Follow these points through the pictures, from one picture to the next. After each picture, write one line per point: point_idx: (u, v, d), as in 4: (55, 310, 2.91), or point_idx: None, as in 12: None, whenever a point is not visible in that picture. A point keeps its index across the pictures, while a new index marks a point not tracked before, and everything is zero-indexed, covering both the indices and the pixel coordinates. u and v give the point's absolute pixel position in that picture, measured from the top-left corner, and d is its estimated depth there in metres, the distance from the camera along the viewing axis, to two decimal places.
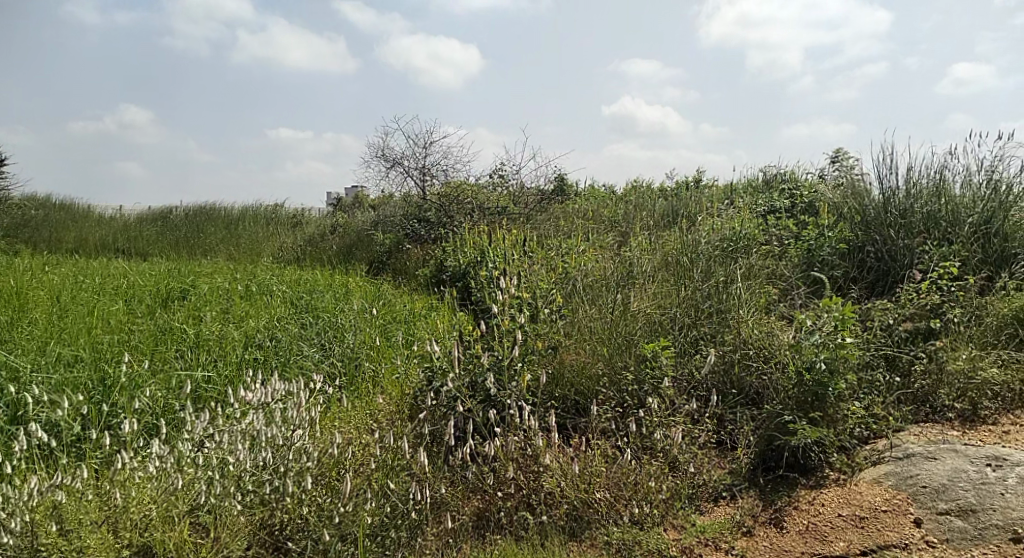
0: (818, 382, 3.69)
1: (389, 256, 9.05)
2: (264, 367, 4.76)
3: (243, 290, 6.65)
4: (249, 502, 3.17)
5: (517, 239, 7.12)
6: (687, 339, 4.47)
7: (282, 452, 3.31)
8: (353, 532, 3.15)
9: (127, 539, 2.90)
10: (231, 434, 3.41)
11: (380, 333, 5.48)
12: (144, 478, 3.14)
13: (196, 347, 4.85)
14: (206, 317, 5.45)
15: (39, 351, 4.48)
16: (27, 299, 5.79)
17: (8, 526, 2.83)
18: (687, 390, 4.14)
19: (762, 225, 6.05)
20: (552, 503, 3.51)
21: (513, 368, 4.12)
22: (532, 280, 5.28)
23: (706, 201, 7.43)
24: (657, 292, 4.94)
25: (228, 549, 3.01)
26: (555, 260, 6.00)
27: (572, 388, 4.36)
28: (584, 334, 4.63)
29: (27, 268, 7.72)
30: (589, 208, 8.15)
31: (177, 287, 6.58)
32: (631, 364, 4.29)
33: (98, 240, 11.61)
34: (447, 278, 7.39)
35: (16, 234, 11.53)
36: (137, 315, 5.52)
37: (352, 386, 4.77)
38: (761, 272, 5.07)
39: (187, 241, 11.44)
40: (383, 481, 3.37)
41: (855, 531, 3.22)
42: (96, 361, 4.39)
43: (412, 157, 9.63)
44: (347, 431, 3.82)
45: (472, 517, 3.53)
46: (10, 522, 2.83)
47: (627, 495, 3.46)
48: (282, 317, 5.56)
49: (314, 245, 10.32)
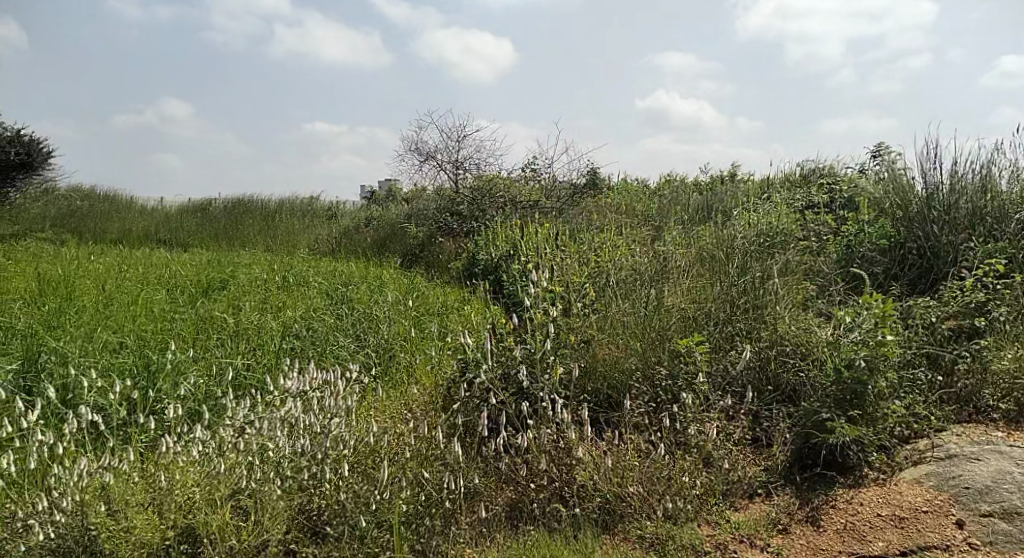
0: (857, 381, 3.63)
1: (422, 249, 9.17)
2: (301, 356, 4.83)
3: (280, 280, 6.74)
4: (287, 487, 3.20)
5: (549, 232, 7.13)
6: (722, 334, 4.44)
7: (319, 439, 3.40)
8: (389, 519, 3.21)
9: (171, 520, 2.96)
10: (270, 420, 3.51)
11: (413, 325, 5.54)
12: (188, 462, 3.21)
13: (236, 336, 4.93)
14: (245, 306, 5.54)
15: (86, 337, 4.58)
16: (74, 287, 5.94)
17: (60, 505, 2.93)
18: (722, 386, 4.08)
19: (800, 221, 5.97)
20: (585, 496, 3.52)
21: (546, 361, 4.15)
22: (565, 274, 5.31)
23: (742, 196, 7.36)
24: (691, 286, 4.91)
25: (269, 533, 3.04)
26: (588, 255, 5.99)
27: (604, 382, 4.35)
28: (617, 328, 4.61)
29: (73, 257, 7.92)
30: (622, 203, 8.13)
31: (216, 277, 6.70)
32: (664, 359, 4.26)
33: (141, 231, 11.83)
34: (479, 271, 7.43)
35: (62, 225, 11.88)
36: (178, 304, 5.63)
37: (386, 375, 4.82)
38: (799, 269, 5.01)
39: (225, 231, 11.62)
40: (418, 470, 3.40)
41: (895, 531, 3.18)
42: (140, 348, 4.49)
43: (445, 151, 9.69)
44: (382, 420, 3.88)
45: (505, 508, 3.54)
46: (61, 501, 2.93)
47: (661, 490, 3.44)
48: (318, 308, 5.64)
49: (349, 237, 10.40)
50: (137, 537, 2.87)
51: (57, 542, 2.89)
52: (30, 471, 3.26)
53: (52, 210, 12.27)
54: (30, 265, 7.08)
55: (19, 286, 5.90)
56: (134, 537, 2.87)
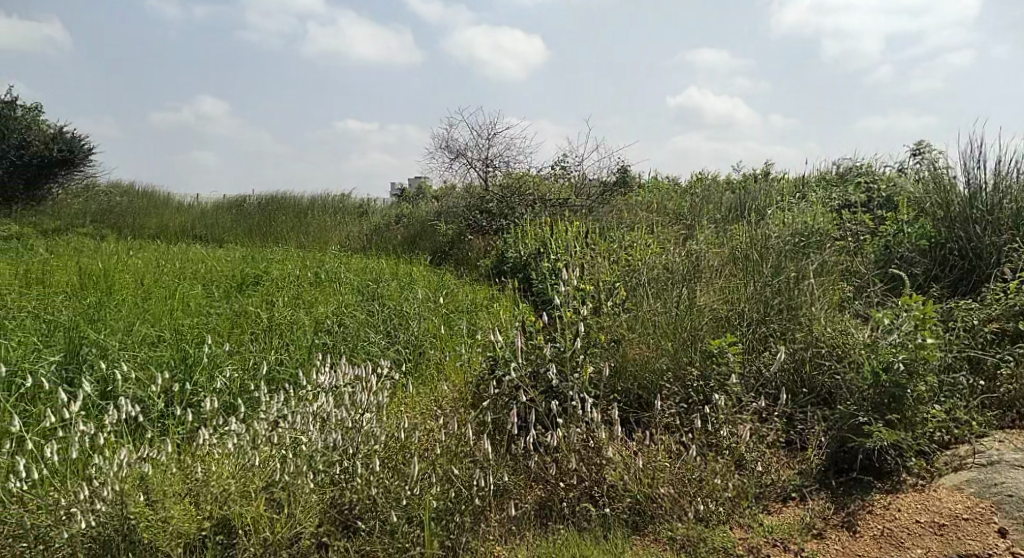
0: (896, 384, 3.56)
1: (452, 246, 9.19)
2: (333, 351, 4.86)
3: (312, 276, 6.81)
4: (319, 481, 3.25)
5: (579, 230, 7.10)
6: (755, 335, 4.37)
7: (351, 434, 3.44)
8: (419, 515, 3.21)
9: (207, 511, 2.99)
10: (303, 415, 3.55)
11: (443, 322, 5.56)
12: (223, 454, 3.27)
13: (270, 331, 4.97)
14: (279, 302, 5.60)
15: (126, 330, 4.66)
16: (114, 281, 6.05)
17: (100, 494, 2.99)
18: (756, 387, 4.04)
19: (836, 220, 5.87)
20: (615, 496, 3.49)
21: (575, 360, 4.13)
22: (596, 273, 5.30)
23: (776, 194, 7.26)
24: (723, 286, 4.84)
25: (301, 526, 3.07)
26: (619, 253, 5.96)
27: (635, 382, 4.32)
28: (649, 327, 4.57)
29: (114, 252, 8.07)
30: (653, 201, 8.07)
31: (251, 272, 6.78)
32: (696, 359, 4.21)
33: (178, 226, 12.03)
34: (508, 269, 7.44)
35: (103, 220, 12.13)
36: (214, 299, 5.71)
37: (416, 371, 4.84)
38: (835, 269, 4.92)
39: (259, 227, 11.77)
40: (448, 467, 3.40)
41: (934, 538, 3.11)
42: (178, 341, 4.55)
43: (475, 148, 9.72)
44: (412, 416, 3.89)
45: (534, 506, 3.53)
46: (102, 489, 2.98)
47: (692, 492, 3.41)
48: (349, 304, 5.67)
49: (380, 235, 10.46)
50: (174, 527, 2.91)
51: (97, 529, 2.92)
52: (72, 460, 3.32)
53: (93, 205, 12.55)
54: (72, 259, 7.24)
55: (61, 279, 6.03)
56: (171, 527, 2.91)
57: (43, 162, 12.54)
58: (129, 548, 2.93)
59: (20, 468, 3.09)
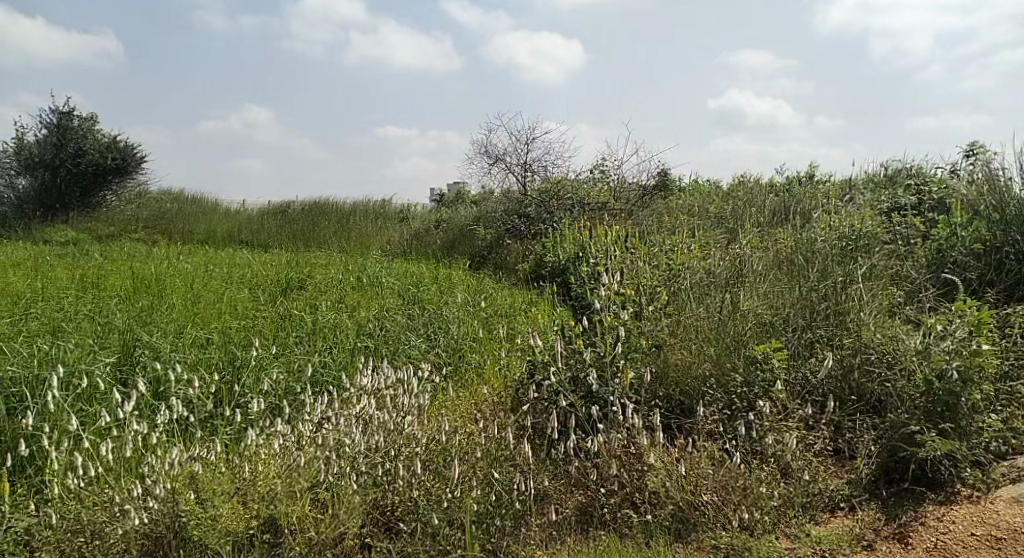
0: (949, 392, 3.47)
1: (490, 250, 9.22)
2: (375, 354, 4.90)
3: (355, 281, 6.88)
4: (362, 483, 3.30)
5: (619, 234, 7.07)
6: (801, 341, 4.27)
7: (393, 437, 3.48)
8: (460, 518, 3.18)
9: (254, 510, 3.03)
10: (346, 417, 3.59)
11: (483, 326, 5.57)
12: (270, 454, 3.31)
13: (314, 333, 5.04)
14: (322, 305, 5.67)
15: (176, 332, 4.75)
16: (165, 285, 6.19)
17: (153, 492, 3.05)
18: (802, 394, 3.97)
19: (885, 223, 5.73)
20: (657, 503, 3.43)
21: (615, 365, 4.11)
22: (637, 276, 5.26)
23: (822, 197, 7.13)
24: (768, 291, 4.76)
25: (345, 527, 3.10)
26: (660, 257, 5.92)
27: (676, 388, 4.28)
28: (691, 332, 4.50)
29: (166, 257, 8.27)
30: (693, 204, 7.99)
31: (295, 276, 6.88)
32: (739, 365, 4.12)
33: (225, 232, 12.26)
34: (547, 273, 7.43)
35: (154, 226, 12.43)
36: (260, 302, 5.81)
37: (456, 374, 4.85)
38: (884, 273, 4.82)
39: (304, 232, 11.94)
40: (488, 471, 3.40)
41: (990, 552, 3.03)
42: (226, 344, 4.64)
43: (514, 153, 9.78)
44: (453, 419, 3.91)
45: (574, 512, 3.49)
46: (155, 488, 3.05)
47: (735, 500, 3.35)
48: (390, 308, 5.72)
49: (420, 239, 10.54)
50: (223, 525, 2.93)
51: (150, 526, 2.99)
52: (126, 458, 3.40)
53: (144, 211, 12.88)
54: (125, 263, 7.44)
55: (115, 283, 6.20)
56: (219, 524, 2.93)
57: (98, 170, 12.92)
58: (181, 545, 3.00)
59: (79, 464, 3.14)
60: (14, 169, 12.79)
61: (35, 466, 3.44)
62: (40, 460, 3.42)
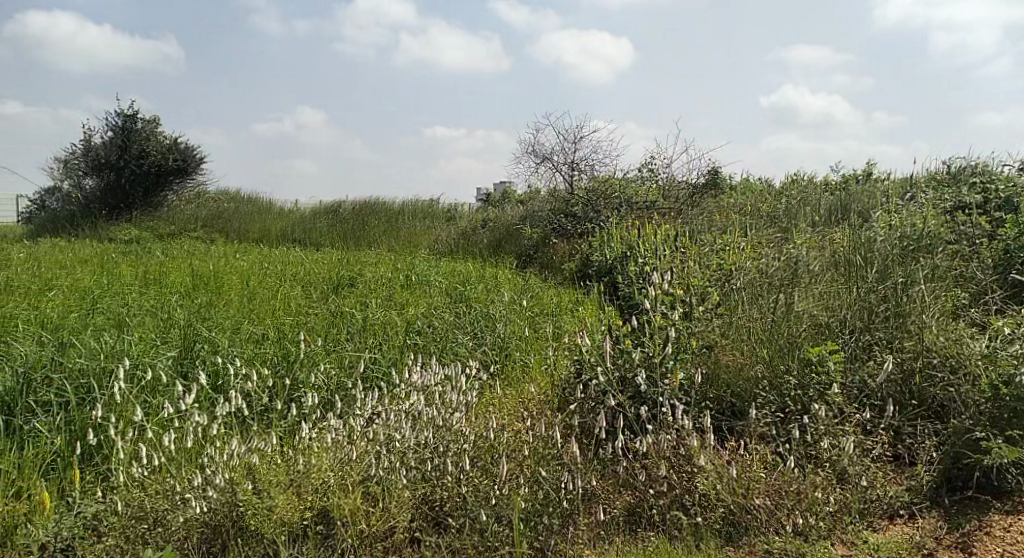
0: (1016, 398, 3.36)
1: (536, 250, 9.22)
2: (424, 351, 4.93)
3: (404, 279, 6.94)
4: (412, 478, 3.34)
5: (667, 233, 7.00)
6: (859, 344, 4.17)
7: (442, 433, 3.49)
8: (508, 515, 3.20)
9: (309, 502, 3.11)
10: (396, 413, 3.64)
11: (529, 325, 5.57)
12: (323, 447, 3.37)
13: (364, 330, 5.10)
14: (372, 303, 5.74)
15: (233, 328, 4.85)
16: (222, 282, 6.34)
17: (213, 481, 3.12)
18: (859, 398, 3.86)
19: (948, 222, 5.55)
20: (707, 505, 3.37)
21: (665, 366, 4.06)
22: (687, 275, 5.20)
23: (881, 196, 6.93)
24: (824, 292, 4.65)
25: (395, 520, 3.16)
26: (710, 257, 5.84)
27: (727, 390, 4.20)
28: (743, 334, 4.42)
29: (222, 255, 8.45)
30: (746, 204, 7.85)
31: (346, 274, 6.97)
32: (794, 368, 4.04)
33: (279, 230, 12.48)
34: (593, 273, 7.41)
35: (211, 225, 12.75)
36: (313, 300, 5.90)
37: (504, 373, 4.86)
38: (947, 274, 4.67)
39: (354, 231, 12.09)
40: (535, 469, 3.39)
41: None
42: (280, 339, 4.72)
43: (561, 152, 9.76)
44: (501, 417, 3.92)
45: (623, 512, 3.46)
46: (214, 478, 3.12)
47: (789, 505, 3.28)
48: (438, 306, 5.76)
49: (467, 238, 10.59)
50: (279, 515, 3.01)
51: (210, 516, 3.07)
52: (187, 448, 3.48)
53: (203, 211, 13.18)
54: (184, 261, 7.64)
55: (175, 280, 6.36)
56: (275, 515, 3.01)
57: (160, 171, 13.27)
58: (239, 534, 3.07)
59: (144, 455, 3.24)
60: (80, 170, 13.23)
61: (101, 454, 3.52)
62: (107, 449, 3.51)
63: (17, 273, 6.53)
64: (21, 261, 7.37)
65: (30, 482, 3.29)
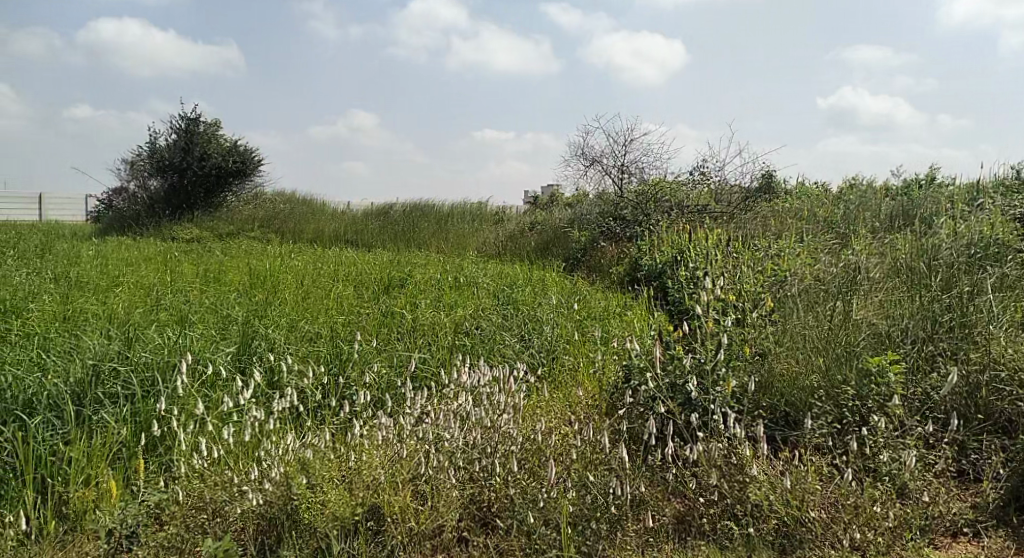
0: None
1: (584, 253, 9.07)
2: (472, 352, 4.95)
3: (452, 281, 6.98)
4: (461, 478, 3.36)
5: (720, 238, 6.90)
6: (921, 354, 4.05)
7: (490, 434, 3.52)
8: (556, 518, 3.18)
9: (360, 498, 3.14)
10: (445, 413, 3.66)
11: (578, 328, 5.55)
12: (374, 445, 3.42)
13: (415, 330, 5.14)
14: (421, 304, 5.78)
15: (288, 326, 4.94)
16: (277, 281, 6.46)
17: (269, 476, 3.19)
18: (919, 411, 3.74)
19: (1016, 230, 5.35)
20: (759, 516, 3.29)
21: (717, 373, 3.99)
22: (740, 281, 5.11)
23: (947, 201, 6.72)
24: (884, 300, 4.53)
25: (443, 519, 3.19)
26: (764, 263, 5.74)
27: (782, 399, 4.10)
28: (797, 342, 4.32)
29: (278, 254, 8.61)
30: (802, 208, 7.69)
31: (398, 276, 7.04)
32: (852, 378, 3.93)
33: (332, 231, 12.65)
34: (642, 276, 7.33)
35: (268, 225, 13.00)
36: (365, 300, 5.98)
37: (551, 376, 4.85)
38: (1018, 284, 4.49)
39: (406, 232, 12.20)
40: (584, 473, 3.35)
41: None
42: (332, 338, 4.79)
43: (612, 155, 9.71)
44: (549, 420, 3.91)
45: (673, 519, 3.40)
46: (271, 472, 3.19)
47: (846, 519, 3.18)
48: (487, 308, 5.78)
49: (515, 241, 10.59)
50: (332, 510, 3.07)
51: (265, 508, 3.12)
52: (245, 442, 3.57)
53: (260, 211, 13.44)
54: (242, 260, 7.80)
55: (234, 278, 6.51)
56: (328, 511, 3.08)
57: (220, 172, 13.58)
58: (293, 527, 3.10)
59: (203, 446, 3.32)
60: (146, 171, 13.67)
61: (164, 446, 3.62)
62: (169, 440, 3.62)
63: (85, 269, 6.76)
64: (88, 258, 7.62)
65: (98, 470, 3.38)
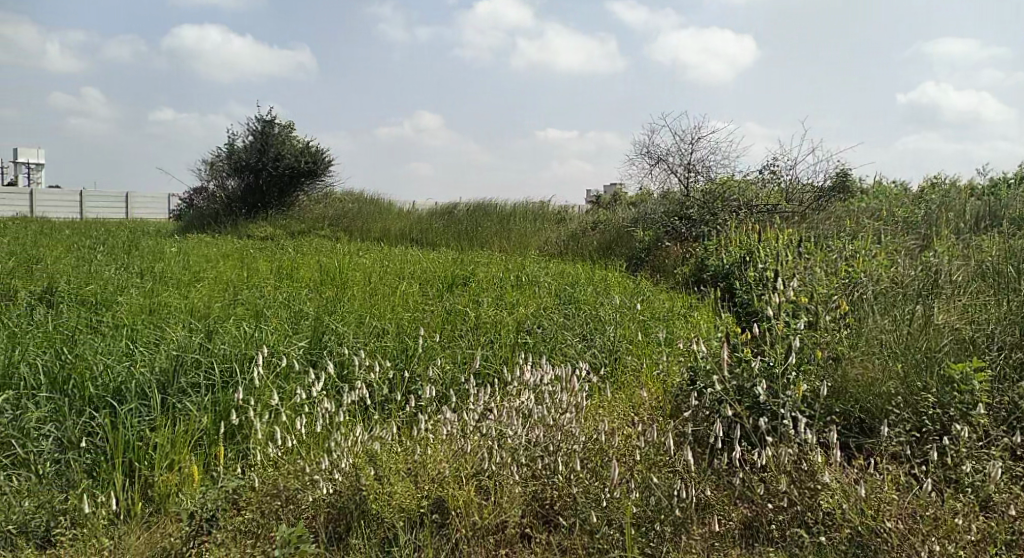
0: None
1: (647, 253, 8.91)
2: (534, 350, 4.96)
3: (515, 280, 6.99)
4: (524, 474, 3.38)
5: (790, 238, 6.73)
6: (1009, 361, 3.86)
7: (553, 432, 3.53)
8: (619, 519, 3.13)
9: (426, 490, 3.22)
10: (508, 410, 3.69)
11: (641, 328, 5.50)
12: (439, 439, 3.48)
13: (479, 327, 5.18)
14: (484, 302, 5.83)
15: (357, 321, 5.04)
16: (345, 278, 6.59)
17: (339, 466, 3.31)
18: (1006, 421, 3.59)
19: None
20: (831, 524, 3.17)
21: (787, 377, 3.91)
22: (811, 283, 4.99)
23: None
24: (968, 304, 4.36)
25: (507, 515, 3.21)
26: (837, 263, 5.58)
27: (856, 404, 3.96)
28: (873, 346, 4.19)
29: (346, 252, 8.78)
30: (879, 208, 7.44)
31: (462, 274, 7.08)
32: (932, 385, 3.77)
33: (399, 230, 12.84)
34: (709, 277, 7.22)
35: (336, 224, 13.28)
36: (429, 297, 6.05)
37: (614, 376, 4.82)
38: None
39: (470, 232, 12.28)
40: (648, 475, 3.32)
41: None
42: (399, 333, 4.88)
43: (677, 153, 9.59)
44: (612, 420, 3.89)
45: (739, 524, 3.34)
46: (341, 462, 3.33)
47: (924, 530, 3.02)
48: (549, 307, 5.78)
49: (578, 241, 10.54)
50: (398, 501, 3.14)
51: (334, 497, 3.23)
52: (316, 433, 3.66)
53: (330, 210, 13.75)
54: (312, 257, 7.99)
55: (304, 275, 6.67)
56: (394, 501, 3.14)
57: (293, 172, 13.94)
58: (361, 517, 3.18)
59: (278, 435, 3.45)
60: (223, 171, 14.12)
61: (241, 434, 3.75)
62: (247, 429, 3.74)
63: (166, 265, 7.02)
64: (168, 255, 7.91)
65: (181, 456, 3.51)
